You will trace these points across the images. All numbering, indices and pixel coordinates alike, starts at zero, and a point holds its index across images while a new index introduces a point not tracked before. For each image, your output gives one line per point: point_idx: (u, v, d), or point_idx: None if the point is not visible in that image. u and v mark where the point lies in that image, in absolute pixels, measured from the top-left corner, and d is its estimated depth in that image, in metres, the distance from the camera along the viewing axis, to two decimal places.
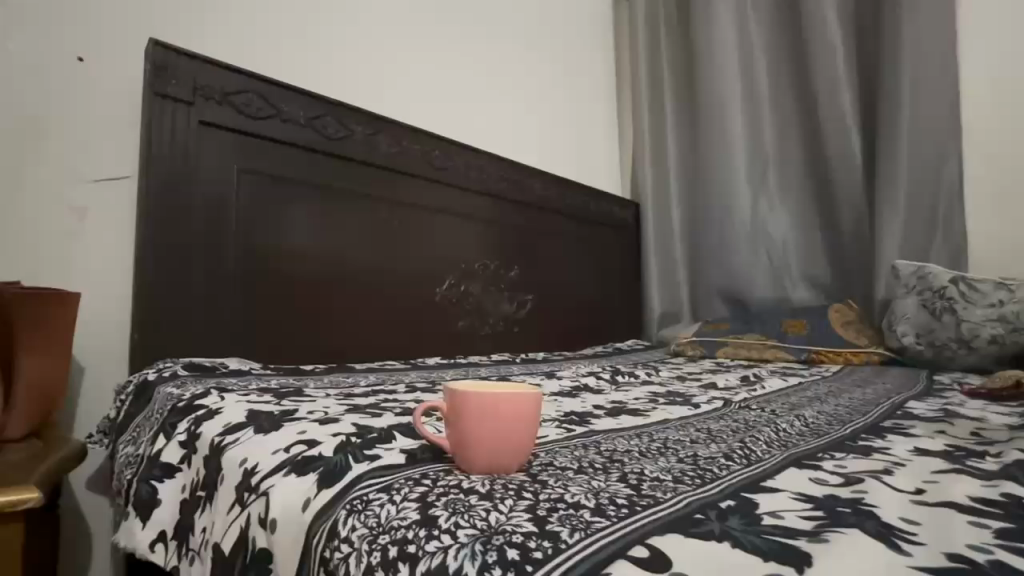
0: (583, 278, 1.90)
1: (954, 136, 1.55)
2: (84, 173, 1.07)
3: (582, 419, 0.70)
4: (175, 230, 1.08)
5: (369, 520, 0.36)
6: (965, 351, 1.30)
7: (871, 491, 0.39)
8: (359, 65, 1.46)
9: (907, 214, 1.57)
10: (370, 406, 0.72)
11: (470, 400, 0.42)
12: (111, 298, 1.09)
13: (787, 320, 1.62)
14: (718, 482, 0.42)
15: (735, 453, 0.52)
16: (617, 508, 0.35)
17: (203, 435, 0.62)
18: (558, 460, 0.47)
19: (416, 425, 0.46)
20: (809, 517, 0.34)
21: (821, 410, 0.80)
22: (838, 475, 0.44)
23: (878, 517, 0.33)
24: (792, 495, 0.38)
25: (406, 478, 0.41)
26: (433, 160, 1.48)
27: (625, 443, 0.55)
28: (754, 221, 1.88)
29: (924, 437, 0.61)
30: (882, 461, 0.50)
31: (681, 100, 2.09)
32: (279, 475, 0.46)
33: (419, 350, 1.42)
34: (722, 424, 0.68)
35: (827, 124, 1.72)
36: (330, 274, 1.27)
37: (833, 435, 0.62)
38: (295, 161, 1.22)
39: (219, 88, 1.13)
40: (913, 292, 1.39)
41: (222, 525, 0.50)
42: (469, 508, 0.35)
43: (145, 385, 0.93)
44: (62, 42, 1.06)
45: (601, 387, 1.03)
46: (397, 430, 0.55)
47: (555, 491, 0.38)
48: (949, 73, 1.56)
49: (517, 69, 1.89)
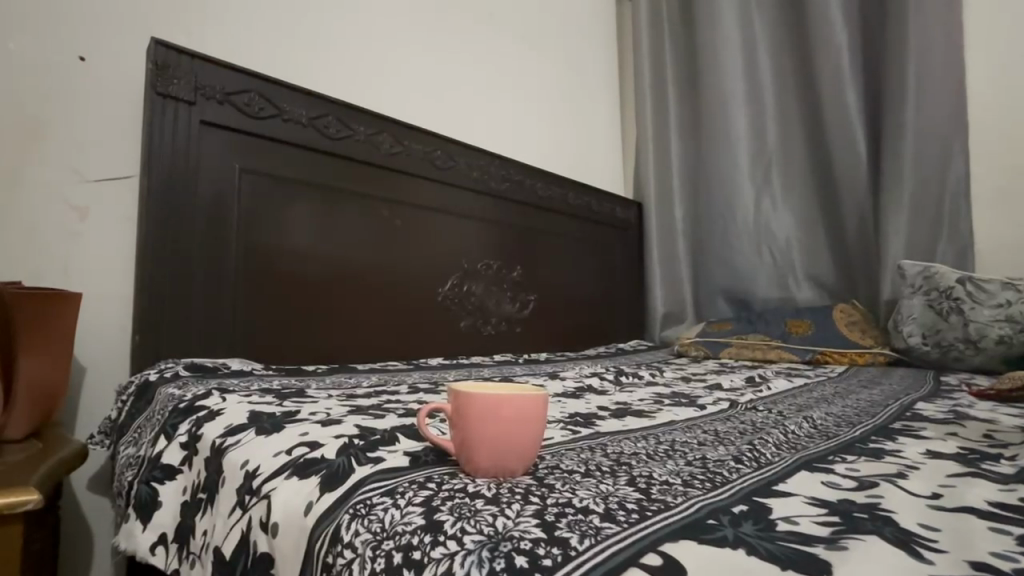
0: (586, 278, 1.89)
1: (959, 133, 1.54)
2: (85, 173, 1.06)
3: (587, 421, 0.69)
4: (176, 229, 1.07)
5: (372, 525, 0.35)
6: (972, 351, 1.29)
7: (887, 496, 0.38)
8: (361, 65, 1.45)
9: (912, 213, 1.56)
10: (372, 408, 0.71)
11: (477, 401, 0.41)
12: (113, 298, 1.09)
13: (790, 321, 1.61)
14: (728, 485, 0.41)
15: (745, 456, 0.51)
16: (628, 513, 0.34)
17: (204, 436, 0.61)
18: (564, 462, 0.47)
19: (420, 427, 0.44)
20: (825, 523, 0.33)
21: (828, 412, 0.79)
22: (851, 479, 0.43)
23: (896, 524, 0.33)
24: (805, 500, 0.37)
25: (410, 482, 0.40)
26: (434, 159, 1.47)
27: (631, 446, 0.55)
28: (757, 221, 1.87)
29: (935, 439, 0.60)
30: (894, 464, 0.49)
31: (683, 99, 2.09)
32: (281, 478, 0.46)
33: (421, 350, 1.41)
34: (729, 426, 0.67)
35: (831, 122, 1.71)
36: (331, 273, 1.26)
37: (843, 437, 0.61)
38: (297, 161, 1.22)
39: (221, 88, 1.12)
40: (919, 292, 1.38)
41: (222, 528, 0.50)
42: (475, 513, 0.34)
43: (146, 386, 0.92)
44: (63, 41, 1.05)
45: (605, 388, 1.02)
46: (400, 433, 0.54)
47: (563, 496, 0.37)
48: (955, 70, 1.55)
49: (519, 69, 1.88)
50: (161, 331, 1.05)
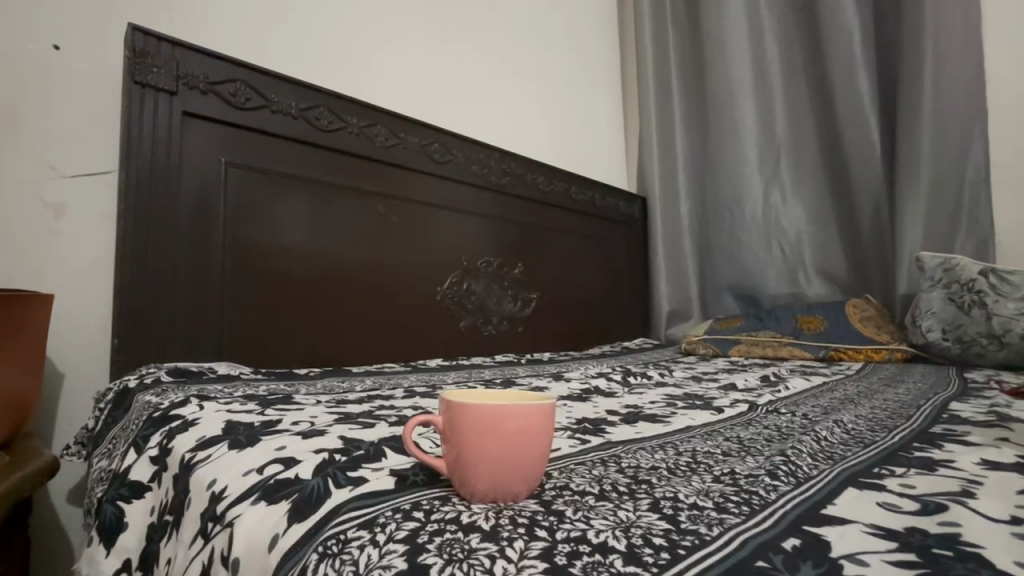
0: (589, 274, 1.83)
1: (980, 118, 1.47)
2: (59, 167, 1.00)
3: (596, 428, 0.62)
4: (155, 225, 1.00)
5: (345, 568, 0.30)
6: (995, 347, 1.22)
7: (964, 525, 0.32)
8: (355, 56, 1.40)
9: (930, 200, 1.49)
10: (363, 415, 0.65)
11: (484, 414, 0.35)
12: (90, 299, 1.02)
13: (802, 317, 1.54)
14: (770, 510, 0.35)
15: (780, 469, 0.45)
16: (655, 553, 0.29)
17: (175, 449, 0.55)
18: (574, 482, 0.40)
19: (404, 444, 0.37)
20: (902, 565, 0.27)
21: (859, 415, 0.72)
22: (911, 500, 0.37)
23: (993, 567, 0.27)
24: (866, 530, 0.32)
25: (394, 511, 0.35)
26: (431, 152, 1.40)
27: (648, 459, 0.48)
28: (767, 215, 1.81)
29: (988, 446, 0.53)
30: (954, 479, 0.42)
31: (688, 89, 2.02)
32: (247, 504, 0.39)
33: (419, 353, 1.35)
34: (754, 432, 0.60)
35: (843, 107, 1.64)
36: (321, 272, 1.20)
37: (883, 445, 0.54)
38: (286, 155, 1.16)
39: (204, 77, 1.05)
40: (938, 286, 1.31)
41: (184, 558, 0.44)
42: (470, 554, 0.28)
43: (125, 392, 0.86)
44: (38, 30, 0.99)
45: (613, 390, 0.96)
46: (389, 446, 0.48)
47: (575, 528, 0.31)
48: (974, 51, 1.48)
49: (517, 58, 1.82)
50: (142, 334, 0.98)
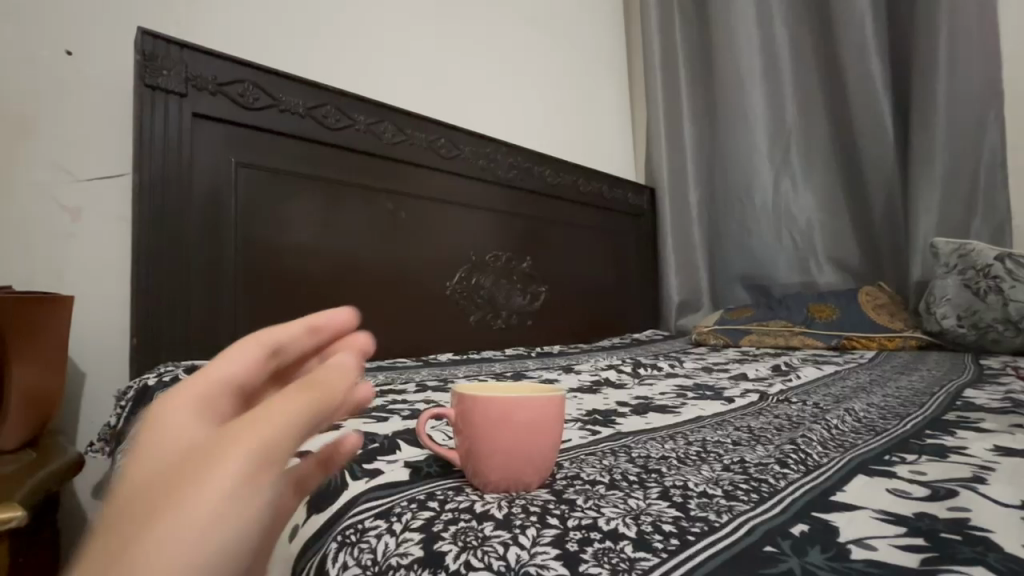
0: (598, 266, 1.83)
1: (995, 101, 1.45)
2: (75, 172, 1.02)
3: (607, 419, 0.63)
4: (170, 224, 1.02)
5: (363, 557, 0.31)
6: (1012, 333, 1.20)
7: (975, 510, 0.33)
8: (361, 54, 1.40)
9: (944, 186, 1.47)
10: (378, 409, 0.66)
11: (495, 408, 0.35)
12: (108, 302, 1.04)
13: (814, 306, 1.53)
14: (779, 497, 0.36)
15: (790, 458, 0.45)
16: (665, 540, 0.29)
17: None
18: (585, 471, 0.41)
19: (419, 435, 0.38)
20: (911, 549, 0.28)
21: (870, 403, 0.72)
22: (921, 487, 0.37)
23: (1002, 551, 0.27)
24: (875, 515, 0.32)
25: (410, 500, 0.36)
26: (439, 147, 1.41)
27: (659, 449, 0.49)
28: (777, 204, 1.79)
29: (1001, 433, 0.53)
30: (967, 465, 0.42)
31: (696, 77, 2.00)
32: None
33: (429, 347, 1.36)
34: (764, 421, 0.61)
35: (855, 92, 1.63)
36: (331, 269, 1.21)
37: (894, 432, 0.54)
38: (294, 154, 1.17)
39: (212, 79, 1.07)
40: (954, 272, 1.30)
41: None
42: (483, 541, 0.29)
43: (144, 390, 0.87)
44: (50, 36, 1.00)
45: (623, 381, 0.96)
46: (402, 439, 0.49)
47: (586, 515, 0.32)
48: (989, 33, 1.46)
49: (523, 53, 1.82)
50: (158, 333, 1.00)
